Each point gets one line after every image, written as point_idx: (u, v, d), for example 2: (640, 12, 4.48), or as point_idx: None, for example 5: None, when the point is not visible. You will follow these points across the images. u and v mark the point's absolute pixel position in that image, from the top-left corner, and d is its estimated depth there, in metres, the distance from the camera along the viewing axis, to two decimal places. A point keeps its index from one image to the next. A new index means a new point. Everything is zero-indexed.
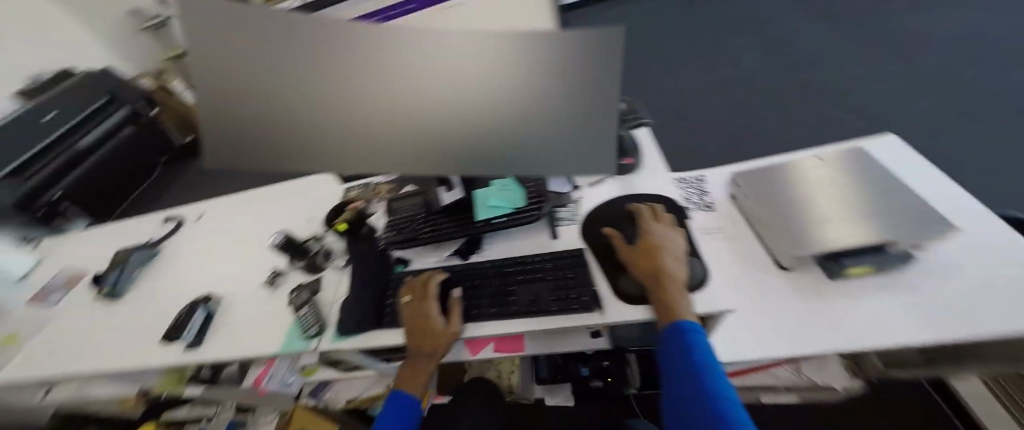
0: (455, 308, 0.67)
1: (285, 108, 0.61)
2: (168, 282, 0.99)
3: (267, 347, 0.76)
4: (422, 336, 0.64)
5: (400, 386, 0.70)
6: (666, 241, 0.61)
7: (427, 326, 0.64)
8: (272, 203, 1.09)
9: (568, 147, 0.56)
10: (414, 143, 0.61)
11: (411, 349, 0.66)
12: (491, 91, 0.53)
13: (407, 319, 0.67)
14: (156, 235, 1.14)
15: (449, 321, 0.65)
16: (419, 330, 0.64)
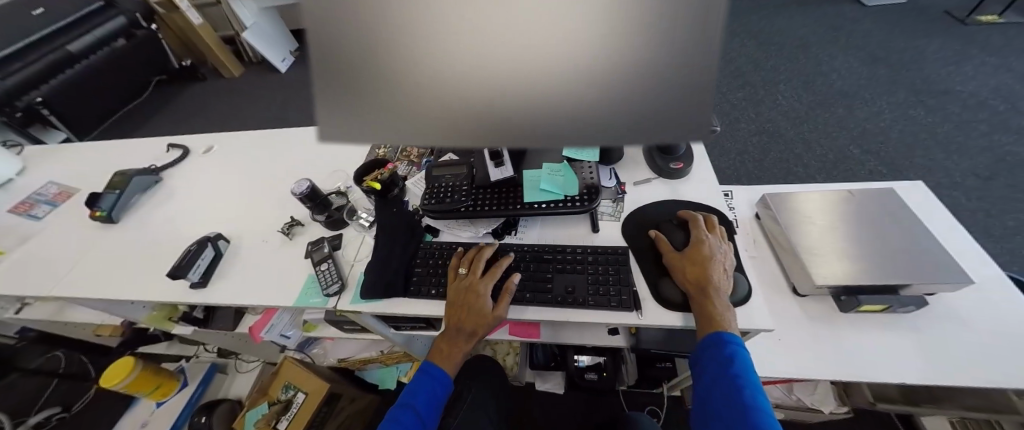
0: (506, 295, 0.64)
1: (364, 66, 0.55)
2: (172, 213, 0.93)
3: (282, 297, 0.73)
4: (468, 314, 0.63)
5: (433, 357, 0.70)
6: (718, 255, 0.61)
7: (476, 305, 0.63)
8: (291, 148, 1.03)
9: (667, 117, 0.55)
10: (504, 110, 0.57)
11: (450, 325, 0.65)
12: (596, 47, 0.51)
13: (453, 295, 0.65)
14: (160, 161, 1.07)
15: (496, 305, 0.64)
16: (466, 306, 0.63)
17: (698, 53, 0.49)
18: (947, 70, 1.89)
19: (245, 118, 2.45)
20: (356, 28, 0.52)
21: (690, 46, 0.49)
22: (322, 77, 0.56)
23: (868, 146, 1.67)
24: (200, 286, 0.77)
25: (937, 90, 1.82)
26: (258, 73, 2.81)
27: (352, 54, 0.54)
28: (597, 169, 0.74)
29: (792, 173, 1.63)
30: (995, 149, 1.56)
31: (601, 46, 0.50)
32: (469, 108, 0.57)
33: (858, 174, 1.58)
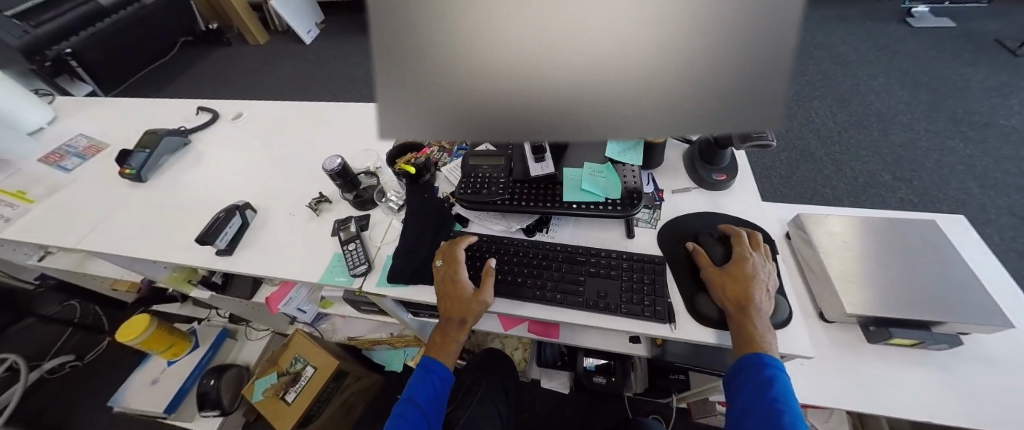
0: (489, 280, 0.64)
1: (428, 50, 0.53)
2: (200, 178, 0.92)
3: (307, 273, 0.73)
4: (454, 303, 0.63)
5: (430, 352, 0.69)
6: (761, 274, 0.59)
7: (459, 294, 0.62)
8: (320, 123, 1.02)
9: (737, 108, 0.52)
10: (565, 101, 0.55)
11: (443, 316, 0.64)
12: (668, 42, 0.49)
13: (438, 287, 0.65)
14: (189, 123, 1.06)
15: (478, 290, 0.63)
16: (449, 296, 0.63)
17: (771, 34, 0.47)
18: (992, 102, 1.82)
19: (268, 86, 2.44)
20: (420, 9, 0.49)
21: (763, 26, 0.47)
22: (383, 63, 0.54)
23: (900, 173, 1.62)
24: (226, 254, 0.77)
25: (978, 122, 1.75)
26: (283, 43, 2.79)
27: (419, 35, 0.51)
28: (639, 174, 0.72)
29: (819, 194, 1.59)
30: None
31: (669, 28, 0.48)
32: (529, 98, 0.55)
33: (887, 202, 1.54)
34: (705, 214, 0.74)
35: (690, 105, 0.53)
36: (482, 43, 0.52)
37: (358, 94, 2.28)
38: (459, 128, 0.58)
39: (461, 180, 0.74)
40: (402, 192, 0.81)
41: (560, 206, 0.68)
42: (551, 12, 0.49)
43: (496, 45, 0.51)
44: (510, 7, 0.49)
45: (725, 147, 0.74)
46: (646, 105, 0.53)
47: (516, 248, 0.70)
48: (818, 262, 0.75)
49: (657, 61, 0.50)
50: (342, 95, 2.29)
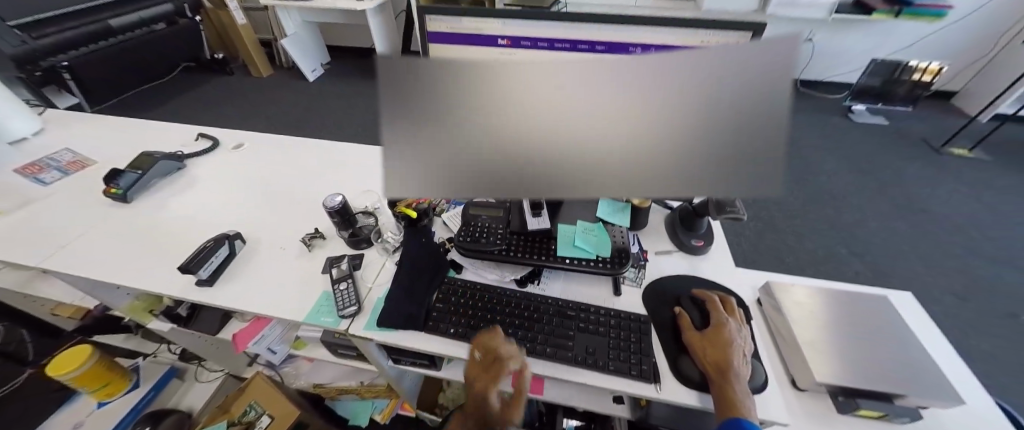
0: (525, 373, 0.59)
1: (439, 108, 0.52)
2: (190, 204, 0.91)
3: (291, 312, 0.70)
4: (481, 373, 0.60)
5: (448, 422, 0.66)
6: (739, 340, 0.62)
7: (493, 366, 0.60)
8: (322, 159, 1.05)
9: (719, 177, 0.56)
10: (565, 160, 0.57)
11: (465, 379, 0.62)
12: (668, 119, 0.51)
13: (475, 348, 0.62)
14: (187, 149, 1.06)
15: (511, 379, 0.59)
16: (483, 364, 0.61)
17: (761, 111, 0.49)
18: (926, 190, 2.06)
19: (264, 117, 2.47)
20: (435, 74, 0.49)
21: (758, 102, 0.48)
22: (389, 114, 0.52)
23: (854, 248, 1.77)
24: (205, 284, 0.74)
25: (917, 207, 1.96)
26: (286, 78, 2.88)
27: (431, 93, 0.51)
28: (627, 235, 0.77)
29: (784, 262, 1.70)
30: (971, 272, 1.66)
31: (667, 109, 0.51)
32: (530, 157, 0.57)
33: (845, 274, 1.66)
34: (687, 276, 0.79)
35: (684, 168, 0.56)
36: (485, 106, 0.52)
37: (354, 131, 2.34)
38: (460, 179, 0.59)
39: (461, 227, 0.77)
40: (399, 234, 0.83)
41: (554, 260, 0.71)
42: (553, 81, 0.49)
43: (500, 108, 0.52)
44: (521, 77, 0.49)
45: (704, 215, 0.81)
46: (643, 167, 0.56)
47: (509, 299, 0.71)
48: (787, 329, 0.80)
49: (654, 129, 0.53)
50: (339, 131, 2.34)
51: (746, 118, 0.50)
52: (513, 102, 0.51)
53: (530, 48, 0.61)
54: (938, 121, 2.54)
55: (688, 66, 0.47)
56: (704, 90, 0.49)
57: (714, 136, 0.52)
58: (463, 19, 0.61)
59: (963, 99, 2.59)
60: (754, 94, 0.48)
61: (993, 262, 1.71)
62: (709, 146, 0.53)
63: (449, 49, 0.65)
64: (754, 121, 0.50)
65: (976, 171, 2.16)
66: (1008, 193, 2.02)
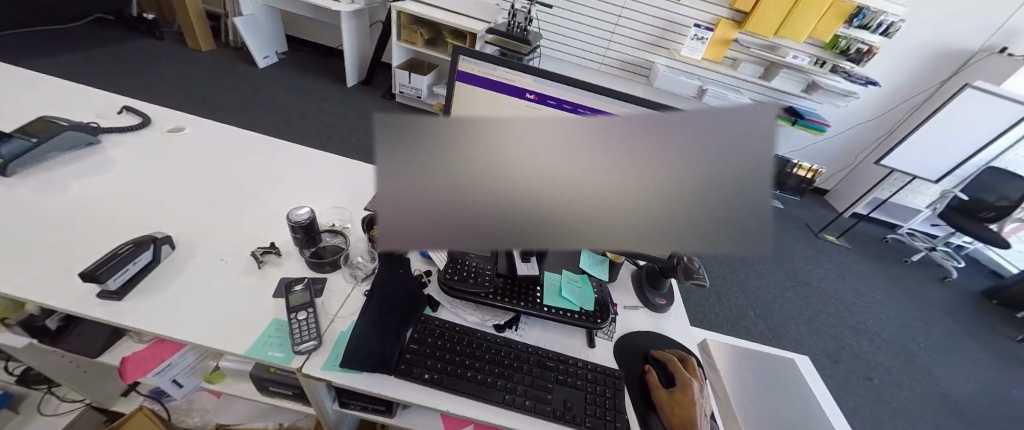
0: None
1: (444, 155, 0.35)
2: (104, 191, 0.76)
3: (227, 341, 0.59)
4: None
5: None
6: (701, 401, 0.66)
7: None
8: (285, 167, 0.96)
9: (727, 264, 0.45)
10: (562, 227, 0.43)
11: None
12: (692, 207, 0.41)
13: None
14: (104, 122, 0.91)
15: None
16: None
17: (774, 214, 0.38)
18: (811, 266, 2.48)
19: (191, 96, 2.17)
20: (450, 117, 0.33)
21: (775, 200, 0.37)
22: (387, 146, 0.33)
23: (760, 310, 2.04)
24: (111, 298, 0.60)
25: (804, 280, 2.35)
26: (230, 61, 2.62)
27: (438, 139, 0.34)
28: (605, 287, 0.81)
29: (707, 319, 1.90)
30: (840, 339, 2.00)
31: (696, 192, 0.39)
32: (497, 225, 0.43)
33: (753, 334, 1.89)
34: (651, 332, 0.83)
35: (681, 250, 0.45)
36: (482, 150, 0.36)
37: (302, 131, 2.15)
38: (444, 239, 0.41)
39: (447, 263, 0.76)
40: (371, 262, 0.76)
41: (540, 308, 0.72)
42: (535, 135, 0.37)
43: (464, 163, 0.37)
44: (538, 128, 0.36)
45: (668, 277, 0.88)
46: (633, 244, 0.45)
47: (489, 344, 0.68)
48: (720, 381, 0.78)
49: (660, 210, 0.41)
50: (282, 128, 2.13)
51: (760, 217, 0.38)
52: (478, 164, 0.37)
53: (554, 108, 0.63)
54: (819, 210, 3.12)
55: (708, 138, 0.35)
56: (722, 175, 0.37)
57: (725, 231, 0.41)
58: (497, 68, 0.62)
59: (833, 197, 3.23)
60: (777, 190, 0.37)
61: (857, 332, 2.07)
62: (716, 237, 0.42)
63: (475, 92, 0.66)
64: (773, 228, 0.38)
65: (843, 255, 2.67)
66: (863, 276, 2.52)
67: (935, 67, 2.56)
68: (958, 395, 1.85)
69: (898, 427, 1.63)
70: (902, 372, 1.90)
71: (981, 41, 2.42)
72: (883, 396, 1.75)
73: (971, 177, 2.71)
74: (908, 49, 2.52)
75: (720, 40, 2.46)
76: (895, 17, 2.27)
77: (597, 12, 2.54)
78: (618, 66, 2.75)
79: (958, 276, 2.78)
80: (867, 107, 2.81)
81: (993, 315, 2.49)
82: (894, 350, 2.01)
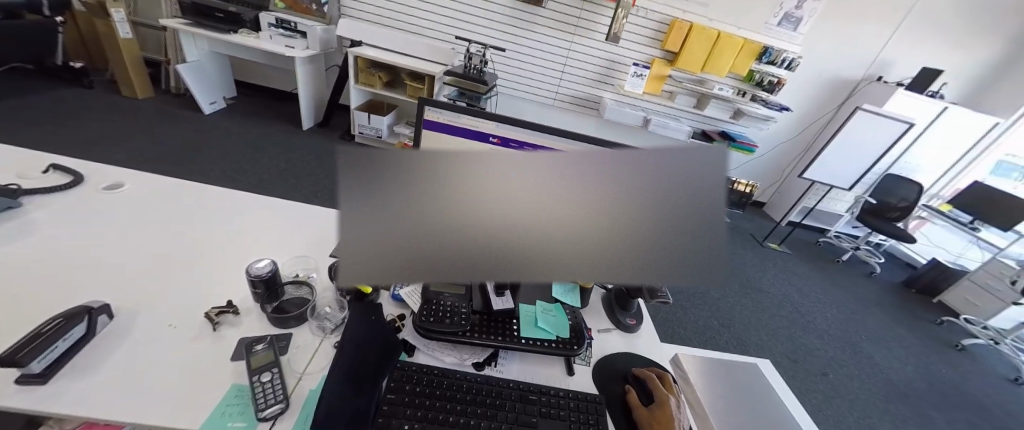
0: None
1: (417, 187, 0.41)
2: (27, 260, 0.68)
3: (178, 416, 0.53)
4: None
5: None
6: (680, 418, 0.67)
7: None
8: (240, 219, 0.91)
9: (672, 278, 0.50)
10: (523, 249, 0.49)
11: None
12: (633, 226, 0.47)
13: None
14: (26, 183, 0.84)
15: None
16: None
17: (721, 220, 0.44)
18: (760, 273, 2.68)
19: (124, 146, 2.01)
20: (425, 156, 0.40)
21: (718, 211, 0.44)
22: (368, 181, 0.39)
23: (722, 320, 2.16)
24: (35, 382, 0.53)
25: (756, 287, 2.52)
26: (170, 108, 2.49)
27: (412, 174, 0.40)
28: (577, 313, 0.84)
29: (676, 333, 1.97)
30: (795, 340, 2.14)
31: (634, 213, 0.46)
32: (474, 255, 0.48)
33: (720, 343, 1.98)
34: (628, 353, 0.85)
35: (642, 270, 0.50)
36: (452, 183, 0.43)
37: (254, 177, 2.06)
38: (416, 262, 0.45)
39: (421, 305, 0.75)
40: (340, 311, 0.74)
41: (517, 341, 0.73)
42: (499, 171, 0.43)
43: (435, 195, 0.42)
44: (498, 164, 0.43)
45: (635, 297, 0.92)
46: (603, 266, 0.50)
47: (469, 384, 0.67)
48: (696, 395, 0.81)
49: (607, 230, 0.47)
50: (231, 174, 2.02)
51: (703, 224, 0.45)
52: (447, 196, 0.43)
53: (516, 150, 0.67)
54: (760, 221, 3.42)
55: (640, 167, 0.43)
56: (655, 191, 0.44)
57: (679, 242, 0.47)
58: (461, 116, 0.66)
59: (770, 208, 3.57)
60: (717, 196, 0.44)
61: (807, 330, 2.24)
62: (675, 249, 0.48)
63: (441, 138, 0.69)
64: (717, 234, 0.45)
65: (787, 261, 2.91)
66: (805, 278, 2.75)
67: (832, 93, 2.99)
68: (899, 380, 2.03)
69: (856, 418, 1.74)
70: (850, 365, 2.06)
71: (862, 71, 2.89)
72: (839, 390, 1.88)
73: (876, 183, 3.13)
74: (810, 79, 2.93)
75: (656, 75, 2.73)
76: (795, 54, 2.67)
77: (545, 53, 2.73)
78: (570, 101, 2.94)
79: (881, 270, 3.13)
80: (785, 128, 3.20)
81: (914, 302, 2.80)
82: (841, 344, 2.19)
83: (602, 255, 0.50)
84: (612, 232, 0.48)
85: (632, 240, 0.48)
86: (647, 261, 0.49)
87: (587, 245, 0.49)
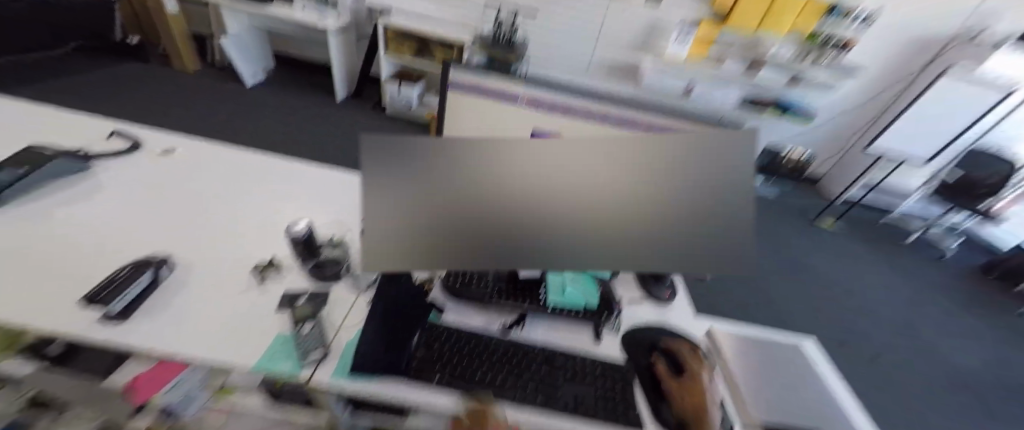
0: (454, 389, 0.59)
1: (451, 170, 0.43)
2: (99, 217, 0.75)
3: (234, 354, 0.58)
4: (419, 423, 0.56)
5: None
6: (715, 389, 0.63)
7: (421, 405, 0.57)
8: (279, 184, 0.96)
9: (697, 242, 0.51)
10: (553, 236, 0.49)
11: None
12: (657, 199, 0.48)
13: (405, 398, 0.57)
14: (96, 148, 0.92)
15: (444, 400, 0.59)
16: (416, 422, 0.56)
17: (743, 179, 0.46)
18: (805, 252, 2.49)
19: (180, 119, 2.16)
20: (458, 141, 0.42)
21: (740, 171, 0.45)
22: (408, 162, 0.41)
23: (761, 299, 2.05)
24: (113, 322, 0.59)
25: (802, 267, 2.35)
26: (217, 82, 2.64)
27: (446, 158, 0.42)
28: (608, 283, 0.83)
29: (710, 311, 1.91)
30: (843, 323, 2.00)
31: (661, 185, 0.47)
32: (501, 250, 0.48)
33: (756, 323, 1.90)
34: (660, 327, 0.82)
35: (667, 244, 0.51)
36: (483, 167, 0.44)
37: (295, 149, 2.15)
38: (449, 252, 0.46)
39: (450, 268, 0.76)
40: (373, 272, 0.76)
41: (545, 307, 0.73)
42: (526, 153, 0.44)
43: (466, 180, 0.44)
44: (528, 149, 0.44)
45: None
46: (630, 250, 0.51)
47: (496, 345, 0.68)
48: (730, 372, 0.76)
49: (633, 208, 0.48)
50: (275, 145, 2.13)
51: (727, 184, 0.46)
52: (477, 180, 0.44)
53: (546, 113, 0.63)
54: (811, 198, 3.15)
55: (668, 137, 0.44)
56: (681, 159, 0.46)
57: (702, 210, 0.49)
58: (487, 77, 0.63)
59: (823, 185, 3.27)
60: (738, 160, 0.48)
61: (855, 313, 2.09)
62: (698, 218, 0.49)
63: (465, 99, 0.66)
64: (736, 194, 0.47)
65: (839, 240, 2.69)
66: (860, 259, 2.54)
67: (912, 52, 2.62)
68: (961, 371, 1.87)
69: (905, 406, 1.64)
70: (906, 352, 1.91)
71: (952, 24, 2.49)
72: (889, 377, 1.76)
73: (957, 155, 2.77)
74: (885, 37, 2.58)
75: (702, 39, 2.50)
76: (869, 10, 2.42)
77: (580, 15, 2.57)
78: (605, 68, 2.79)
79: (952, 254, 2.82)
80: (848, 94, 2.88)
81: (989, 289, 2.53)
82: (897, 331, 2.02)
83: (626, 233, 0.50)
84: (638, 209, 0.48)
85: (657, 214, 0.49)
86: (673, 232, 0.50)
87: (614, 230, 0.50)
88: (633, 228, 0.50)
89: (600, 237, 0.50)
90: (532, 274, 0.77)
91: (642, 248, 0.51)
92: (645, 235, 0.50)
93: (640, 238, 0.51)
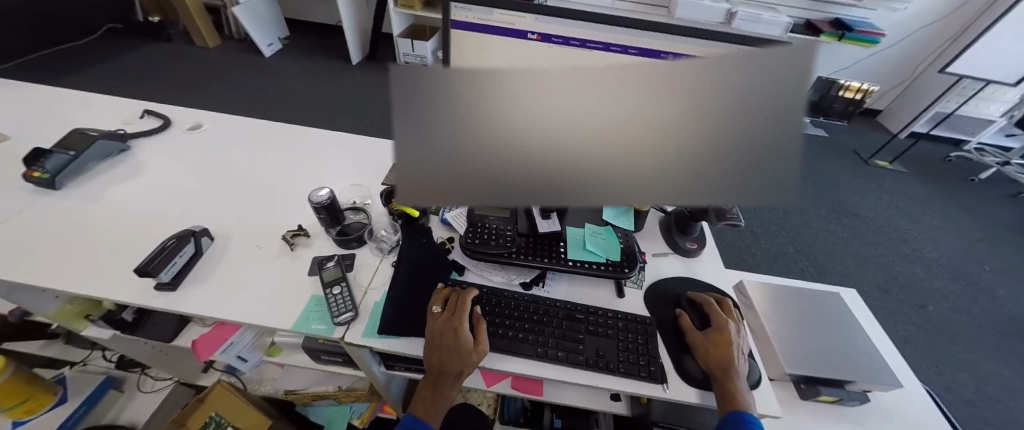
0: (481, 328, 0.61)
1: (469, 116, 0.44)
2: (143, 194, 0.81)
3: (276, 315, 0.63)
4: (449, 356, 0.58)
5: (416, 410, 0.61)
6: (739, 341, 0.63)
7: (454, 343, 0.58)
8: (299, 152, 0.97)
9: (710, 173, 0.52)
10: (569, 164, 0.53)
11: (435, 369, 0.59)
12: (678, 133, 0.47)
13: (430, 336, 0.60)
14: (131, 128, 0.97)
15: (476, 339, 0.60)
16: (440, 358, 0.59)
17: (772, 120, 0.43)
18: (855, 195, 2.30)
19: (207, 94, 2.23)
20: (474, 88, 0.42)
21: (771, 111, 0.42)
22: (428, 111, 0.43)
23: (801, 246, 1.95)
24: (168, 289, 0.65)
25: (851, 211, 2.18)
26: (236, 53, 2.65)
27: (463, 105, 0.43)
28: (631, 236, 0.80)
29: (743, 261, 1.84)
30: (891, 269, 1.88)
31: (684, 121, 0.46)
32: (519, 177, 0.54)
33: (792, 270, 1.82)
34: (685, 279, 0.80)
35: (680, 172, 0.53)
36: (501, 110, 0.45)
37: (316, 116, 2.17)
38: (471, 181, 0.52)
39: (467, 228, 0.76)
40: (394, 234, 0.78)
41: (564, 262, 0.72)
42: (546, 93, 0.43)
43: (485, 123, 0.45)
44: (546, 90, 0.43)
45: (698, 220, 0.83)
46: (640, 176, 0.54)
47: (515, 302, 0.69)
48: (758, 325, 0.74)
49: (651, 141, 0.49)
50: (297, 114, 2.16)
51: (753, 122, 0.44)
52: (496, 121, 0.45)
53: (559, 46, 0.59)
54: (868, 135, 2.83)
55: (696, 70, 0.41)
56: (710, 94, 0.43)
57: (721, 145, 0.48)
58: (494, 11, 0.57)
59: (885, 118, 2.92)
60: (794, 102, 0.42)
61: (907, 258, 1.95)
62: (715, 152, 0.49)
63: (472, 40, 0.61)
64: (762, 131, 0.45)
65: (896, 180, 2.44)
66: (920, 201, 2.31)
67: None
68: None
69: (954, 352, 1.56)
70: (963, 297, 1.78)
71: None
72: (940, 323, 1.66)
73: None
74: None
75: None
76: None
77: None
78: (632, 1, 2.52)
79: None
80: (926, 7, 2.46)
81: None
82: (954, 276, 1.88)
83: (640, 164, 0.52)
84: (656, 142, 0.49)
85: (675, 146, 0.49)
86: (688, 164, 0.51)
87: (627, 161, 0.52)
88: (647, 160, 0.51)
89: (613, 166, 0.53)
90: (551, 230, 0.76)
91: (655, 177, 0.54)
92: (659, 166, 0.52)
93: (655, 169, 0.52)
